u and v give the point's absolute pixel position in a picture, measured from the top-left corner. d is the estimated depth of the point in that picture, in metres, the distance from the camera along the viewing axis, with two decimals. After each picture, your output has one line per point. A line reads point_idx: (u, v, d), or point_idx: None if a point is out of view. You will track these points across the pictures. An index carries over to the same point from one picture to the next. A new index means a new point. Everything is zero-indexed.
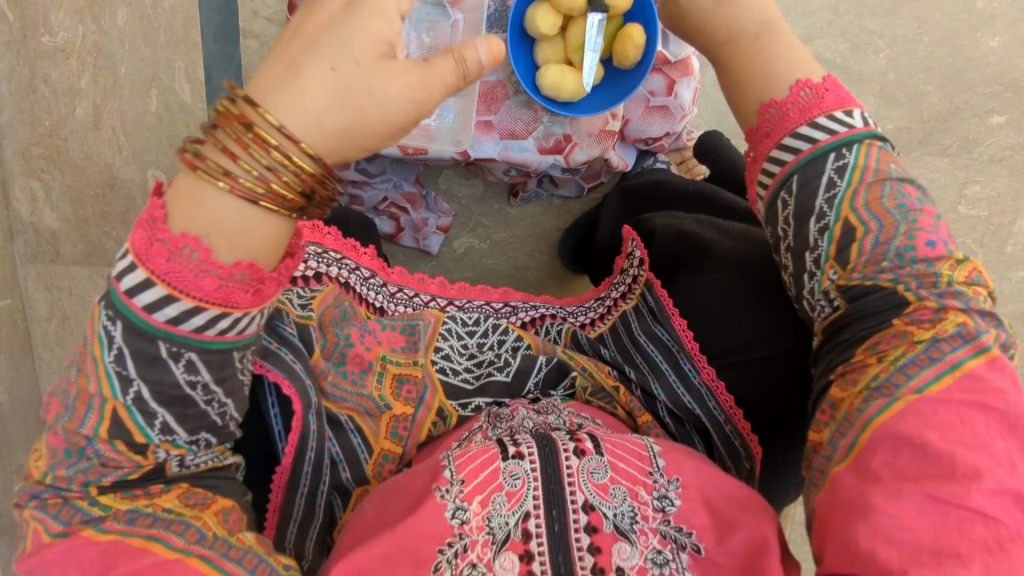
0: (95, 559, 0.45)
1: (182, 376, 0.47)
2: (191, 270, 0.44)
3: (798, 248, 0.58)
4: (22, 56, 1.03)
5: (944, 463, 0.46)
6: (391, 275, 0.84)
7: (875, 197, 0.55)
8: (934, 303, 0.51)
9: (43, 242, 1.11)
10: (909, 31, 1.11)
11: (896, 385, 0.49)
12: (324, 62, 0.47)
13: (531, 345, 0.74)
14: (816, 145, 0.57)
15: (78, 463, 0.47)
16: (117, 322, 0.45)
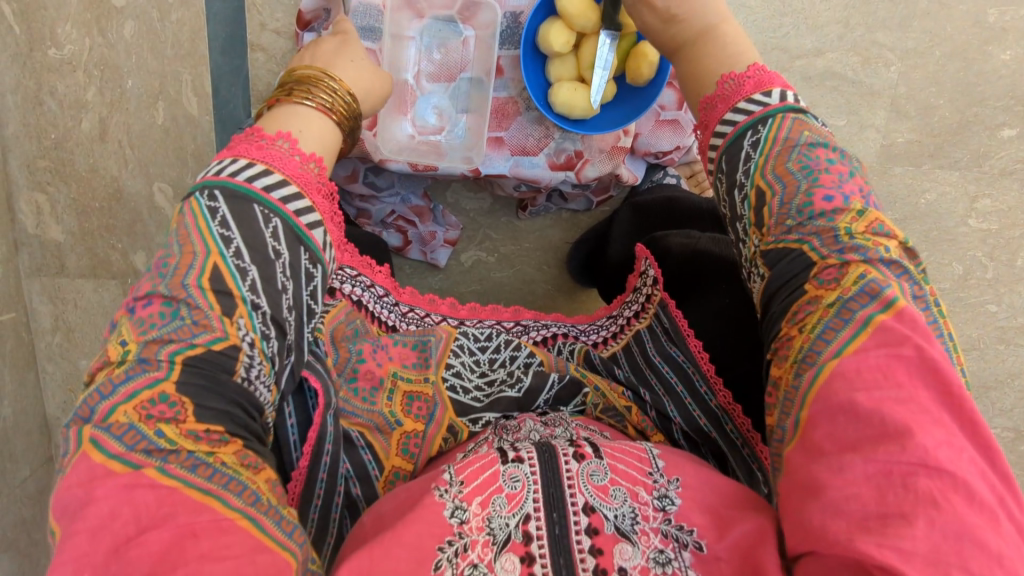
0: (151, 503, 0.42)
1: (272, 246, 0.52)
2: (284, 152, 0.55)
3: (734, 221, 0.57)
4: (28, 68, 1.02)
5: (875, 421, 0.42)
6: (403, 294, 0.83)
7: (783, 160, 0.53)
8: (835, 259, 0.48)
9: (48, 255, 1.10)
10: (920, 44, 1.10)
11: (817, 352, 0.47)
12: (346, 60, 0.67)
13: (543, 362, 0.73)
14: (736, 126, 0.57)
15: (172, 321, 0.48)
16: (222, 197, 0.52)
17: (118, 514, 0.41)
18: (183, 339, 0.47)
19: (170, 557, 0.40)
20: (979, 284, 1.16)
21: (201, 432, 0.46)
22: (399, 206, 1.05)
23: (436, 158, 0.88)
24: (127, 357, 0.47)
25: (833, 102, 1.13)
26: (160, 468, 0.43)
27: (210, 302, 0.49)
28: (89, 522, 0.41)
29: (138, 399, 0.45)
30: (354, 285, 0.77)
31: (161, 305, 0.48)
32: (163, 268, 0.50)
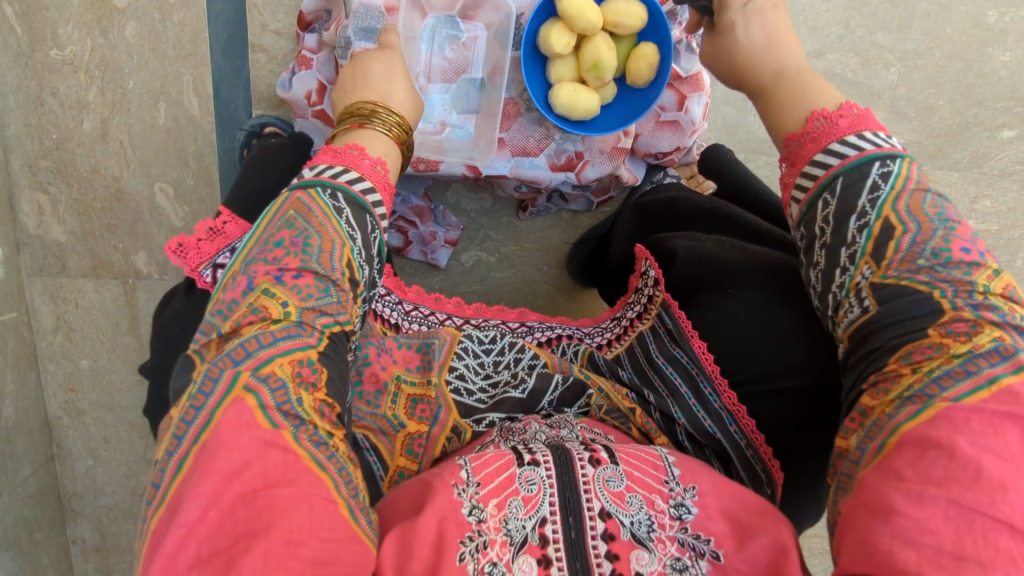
0: (282, 463, 0.45)
1: (376, 255, 0.57)
2: (367, 165, 0.59)
3: (833, 247, 0.53)
4: (30, 69, 1.02)
5: (971, 469, 0.41)
6: (408, 293, 0.84)
7: (917, 202, 0.52)
8: (970, 313, 0.47)
9: (49, 255, 1.10)
10: (920, 46, 1.10)
11: (940, 389, 0.45)
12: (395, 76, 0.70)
13: (548, 362, 0.73)
14: (862, 152, 0.54)
15: (325, 296, 0.52)
16: (343, 195, 0.55)
17: (252, 464, 0.44)
18: (331, 315, 0.52)
19: (288, 517, 0.42)
20: None
21: (324, 410, 0.49)
22: (400, 207, 1.05)
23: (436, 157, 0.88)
24: (283, 317, 0.50)
25: None
26: (294, 434, 0.46)
27: (349, 293, 0.53)
28: (224, 463, 0.43)
29: (290, 357, 0.49)
30: None
31: (314, 280, 0.51)
32: (300, 243, 0.53)
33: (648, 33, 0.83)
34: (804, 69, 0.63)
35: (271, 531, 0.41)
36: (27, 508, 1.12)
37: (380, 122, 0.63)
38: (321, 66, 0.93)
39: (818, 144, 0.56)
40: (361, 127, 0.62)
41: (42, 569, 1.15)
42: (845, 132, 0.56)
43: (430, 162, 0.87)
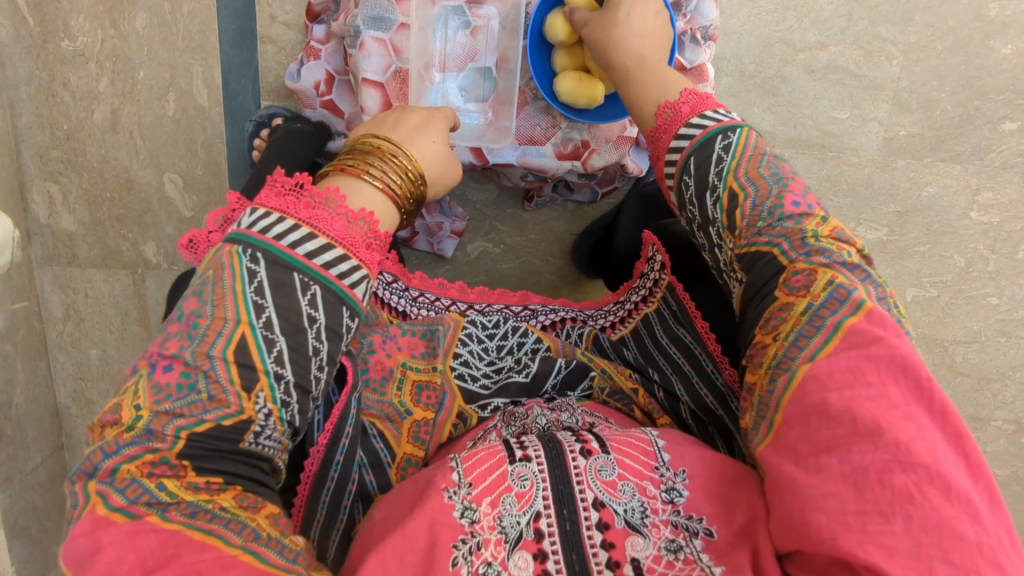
0: (154, 547, 0.40)
1: (307, 314, 0.48)
2: (332, 214, 0.51)
3: (704, 224, 0.60)
4: (42, 60, 1.03)
5: (847, 420, 0.45)
6: (414, 278, 0.83)
7: (754, 167, 0.58)
8: (804, 263, 0.52)
9: (60, 244, 1.11)
10: (923, 38, 1.11)
11: (791, 359, 0.49)
12: (427, 135, 0.65)
13: (551, 347, 0.75)
14: (705, 130, 0.60)
15: (188, 394, 0.45)
16: (259, 259, 0.48)
17: (124, 560, 0.40)
18: (195, 414, 0.45)
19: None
20: (980, 277, 1.18)
21: (201, 484, 0.44)
22: None
23: None
24: (135, 423, 0.44)
25: (836, 95, 1.13)
26: (161, 516, 0.42)
27: (231, 376, 0.46)
28: (97, 569, 0.40)
29: (140, 461, 0.43)
30: None
31: (179, 374, 0.45)
32: (190, 322, 0.47)
33: None
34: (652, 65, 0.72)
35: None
36: (37, 496, 1.14)
37: (375, 173, 0.57)
38: (329, 57, 0.95)
39: (670, 132, 0.63)
40: (349, 176, 0.56)
41: (51, 558, 1.16)
42: (689, 116, 0.62)
43: None
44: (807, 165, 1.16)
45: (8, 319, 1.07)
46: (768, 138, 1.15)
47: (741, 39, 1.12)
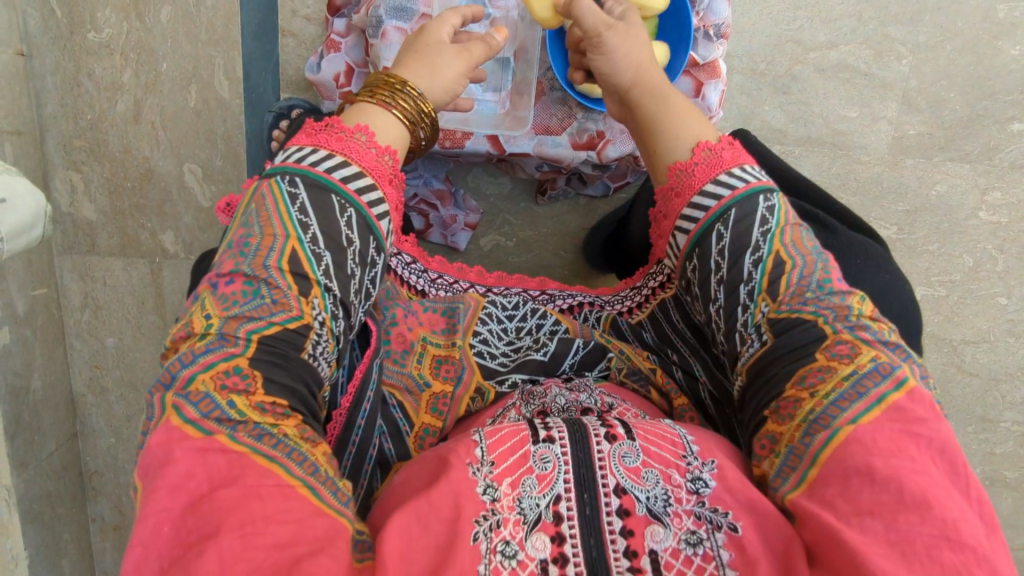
0: (223, 466, 0.44)
1: (344, 234, 0.56)
2: (356, 145, 0.59)
3: (732, 282, 0.58)
4: (68, 51, 1.06)
5: (893, 489, 0.45)
6: (432, 262, 0.85)
7: (799, 238, 0.59)
8: (848, 335, 0.52)
9: (80, 232, 1.13)
10: (931, 38, 1.13)
11: (831, 417, 0.49)
12: (417, 51, 0.70)
13: (569, 328, 0.75)
14: (747, 185, 0.61)
15: (253, 298, 0.51)
16: (299, 184, 0.56)
17: (194, 474, 0.44)
18: (262, 317, 0.51)
19: (237, 514, 0.42)
20: (989, 277, 1.18)
21: (268, 404, 0.48)
22: (421, 189, 1.07)
23: (461, 125, 0.90)
24: (208, 331, 0.50)
25: (846, 94, 1.15)
26: (230, 435, 0.46)
27: (288, 284, 0.52)
28: (169, 479, 0.44)
29: (214, 370, 0.48)
30: None
31: (243, 284, 0.51)
32: (243, 242, 0.54)
33: (671, 29, 0.90)
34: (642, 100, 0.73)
35: (219, 535, 0.41)
36: (50, 483, 1.15)
37: (376, 97, 0.63)
38: (349, 49, 0.97)
39: (707, 175, 0.63)
40: (357, 107, 0.63)
41: (63, 546, 1.17)
42: (729, 165, 0.63)
43: (456, 138, 0.90)
44: (816, 163, 1.17)
45: (28, 304, 1.09)
46: (779, 135, 1.16)
47: (753, 38, 1.14)
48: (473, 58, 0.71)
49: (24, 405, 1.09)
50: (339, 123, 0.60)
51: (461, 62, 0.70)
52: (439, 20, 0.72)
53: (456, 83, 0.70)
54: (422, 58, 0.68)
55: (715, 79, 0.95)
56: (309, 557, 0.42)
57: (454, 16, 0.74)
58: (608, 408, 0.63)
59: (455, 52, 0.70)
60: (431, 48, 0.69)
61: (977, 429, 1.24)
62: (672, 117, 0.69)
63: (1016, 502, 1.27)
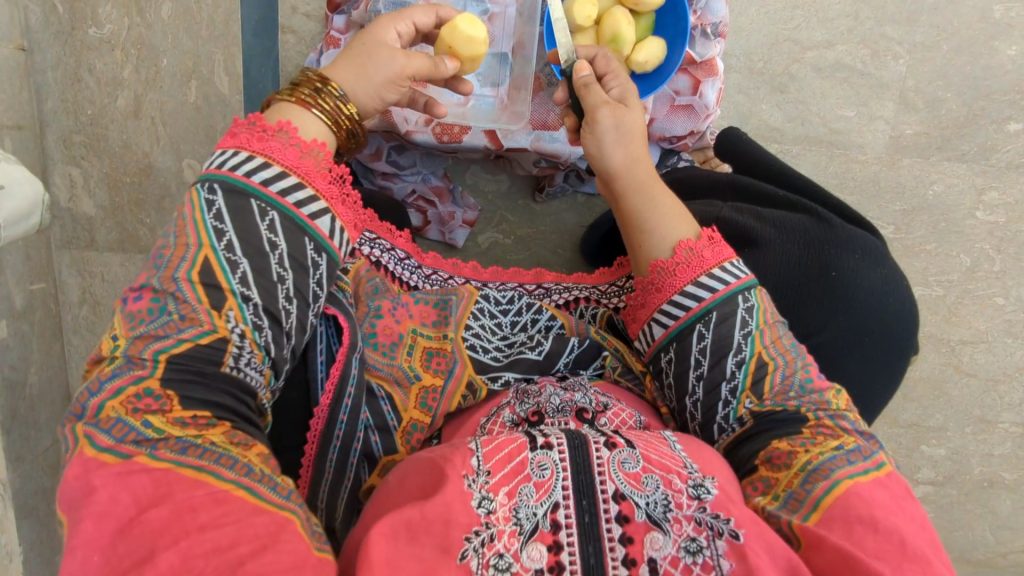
0: (148, 486, 0.44)
1: (267, 238, 0.55)
2: (281, 143, 0.58)
3: (711, 380, 0.61)
4: (69, 46, 1.07)
5: (895, 538, 0.47)
6: (426, 258, 0.85)
7: (777, 337, 0.62)
8: (829, 422, 0.57)
9: (78, 228, 1.13)
10: (928, 38, 1.13)
11: (829, 469, 0.52)
12: (351, 49, 0.65)
13: (564, 325, 0.76)
14: (728, 288, 0.63)
15: (160, 316, 0.51)
16: (218, 191, 0.55)
17: (118, 499, 0.44)
18: (170, 334, 0.51)
19: (169, 532, 0.42)
20: (986, 277, 1.19)
21: (187, 419, 0.49)
22: (419, 186, 1.07)
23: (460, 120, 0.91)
24: (117, 356, 0.50)
25: (843, 93, 1.16)
26: (150, 454, 0.46)
27: (199, 297, 0.52)
28: (94, 507, 0.43)
29: (124, 395, 0.48)
30: (373, 247, 0.79)
31: (151, 301, 0.52)
32: (158, 259, 0.54)
33: (666, 27, 0.90)
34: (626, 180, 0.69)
35: (155, 556, 0.42)
36: (47, 478, 1.14)
37: (300, 96, 0.61)
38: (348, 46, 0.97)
39: (688, 275, 0.64)
40: (282, 105, 0.61)
41: (58, 542, 1.17)
42: (713, 265, 0.64)
43: (453, 133, 0.91)
44: (814, 162, 1.17)
45: (26, 298, 1.09)
46: (776, 134, 1.17)
47: (750, 37, 1.15)
48: (411, 69, 0.66)
49: (21, 400, 1.09)
50: (263, 121, 0.59)
51: (395, 62, 0.65)
52: (381, 24, 0.68)
53: (393, 84, 0.66)
54: (351, 58, 0.64)
55: (713, 77, 0.96)
56: (252, 557, 0.42)
57: (399, 21, 0.69)
58: (603, 408, 0.64)
59: (389, 51, 0.65)
60: (366, 47, 0.65)
61: (975, 429, 1.23)
62: (661, 219, 0.67)
63: (1015, 503, 1.26)
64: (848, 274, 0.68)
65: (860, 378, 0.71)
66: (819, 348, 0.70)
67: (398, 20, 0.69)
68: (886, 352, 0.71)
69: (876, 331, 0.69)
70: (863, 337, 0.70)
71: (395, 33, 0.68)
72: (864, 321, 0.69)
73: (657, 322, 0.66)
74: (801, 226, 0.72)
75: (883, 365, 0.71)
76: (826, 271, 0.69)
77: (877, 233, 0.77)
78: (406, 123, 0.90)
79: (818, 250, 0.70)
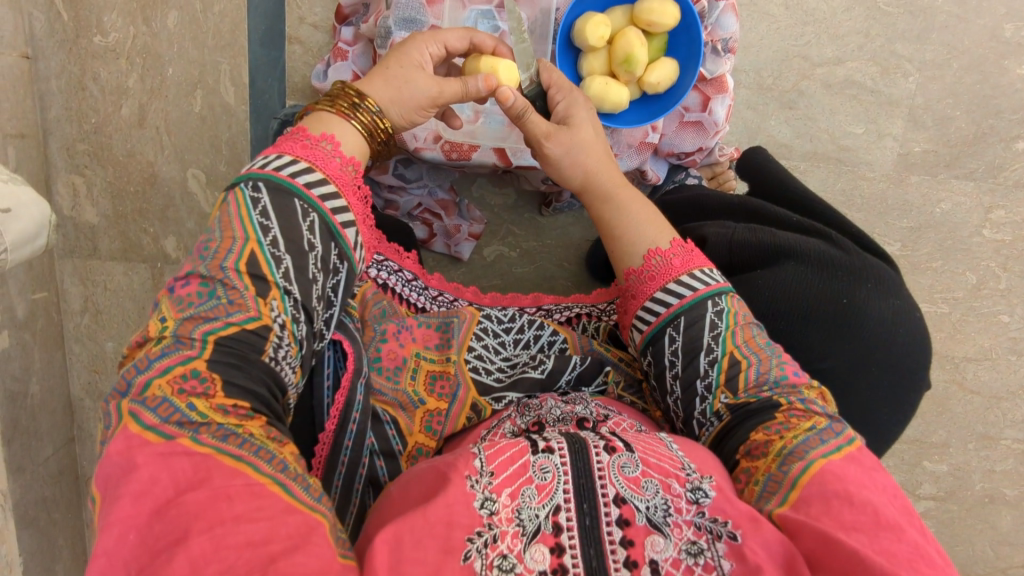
0: (188, 470, 0.42)
1: (307, 238, 0.54)
2: (325, 154, 0.58)
3: (687, 379, 0.60)
4: (74, 54, 1.06)
5: (869, 511, 0.46)
6: (432, 279, 0.84)
7: (749, 336, 0.60)
8: (801, 404, 0.55)
9: (81, 237, 1.13)
10: (938, 56, 1.13)
11: (804, 451, 0.51)
12: (389, 65, 0.65)
13: (567, 340, 0.74)
14: (696, 293, 0.62)
15: (208, 300, 0.49)
16: (262, 187, 0.54)
17: (158, 479, 0.41)
18: (218, 317, 0.49)
19: (205, 516, 0.40)
20: (992, 295, 1.18)
21: (229, 407, 0.46)
22: (426, 198, 1.05)
23: (468, 139, 0.91)
24: (164, 334, 0.48)
25: (852, 110, 1.15)
26: (193, 438, 0.44)
27: (246, 284, 0.50)
28: (132, 486, 0.41)
29: (171, 374, 0.46)
30: (380, 269, 0.78)
31: (199, 284, 0.50)
32: (202, 247, 0.52)
33: (681, 46, 0.90)
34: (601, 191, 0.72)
35: (189, 539, 0.39)
36: (47, 488, 1.13)
37: (342, 108, 0.61)
38: (356, 58, 0.94)
39: (657, 283, 0.64)
40: (323, 115, 0.61)
41: (58, 552, 1.15)
42: (681, 272, 0.64)
43: (462, 151, 0.91)
44: (822, 178, 1.17)
45: (28, 307, 1.08)
46: (784, 150, 1.16)
47: (760, 53, 1.14)
48: (445, 95, 0.66)
49: (21, 410, 1.08)
50: (306, 131, 0.59)
51: (427, 89, 0.65)
52: (416, 44, 0.67)
53: (423, 108, 0.66)
54: (388, 77, 0.64)
55: (720, 94, 0.94)
56: (285, 555, 0.40)
57: (433, 42, 0.69)
58: (604, 417, 0.59)
59: (426, 78, 0.65)
60: (405, 70, 0.65)
61: (977, 446, 1.22)
62: (631, 226, 0.69)
63: (1017, 519, 1.25)
64: (861, 304, 0.67)
65: (869, 410, 0.69)
66: (825, 374, 0.68)
67: (431, 41, 0.69)
68: (897, 387, 0.68)
69: (886, 363, 0.67)
70: (873, 367, 0.67)
71: (428, 55, 0.68)
72: (873, 351, 0.67)
73: (635, 328, 0.66)
74: (811, 250, 0.71)
75: (894, 400, 0.69)
76: (838, 298, 0.67)
77: (893, 263, 0.76)
78: (415, 141, 0.90)
79: (832, 278, 0.69)
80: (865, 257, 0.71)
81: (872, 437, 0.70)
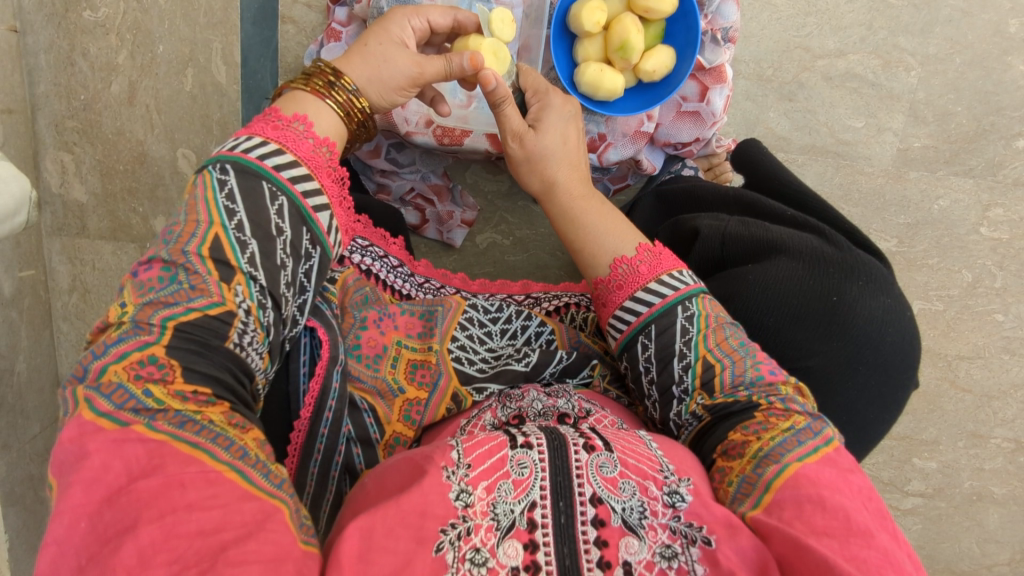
0: (141, 457, 0.41)
1: (274, 223, 0.53)
2: (298, 134, 0.57)
3: (663, 384, 0.60)
4: (63, 29, 1.04)
5: (841, 516, 0.46)
6: (418, 266, 0.84)
7: (723, 337, 0.59)
8: (781, 405, 0.54)
9: (69, 215, 1.11)
10: (942, 50, 1.11)
11: (780, 454, 0.50)
12: (365, 42, 0.64)
13: (554, 332, 0.73)
14: (665, 300, 0.61)
15: (170, 284, 0.48)
16: (229, 171, 0.53)
17: (110, 467, 0.41)
18: (179, 303, 0.48)
19: (156, 505, 0.40)
20: (987, 293, 1.17)
21: (189, 393, 0.45)
22: (418, 183, 1.04)
23: (460, 125, 0.90)
24: (123, 320, 0.47)
25: (852, 103, 1.14)
26: (148, 425, 0.43)
27: (208, 270, 0.49)
28: (84, 473, 0.40)
29: (127, 360, 0.45)
30: (363, 255, 0.76)
31: (160, 269, 0.49)
32: (167, 232, 0.51)
33: (679, 33, 0.88)
34: (564, 194, 0.71)
35: (137, 528, 0.39)
36: (33, 466, 1.12)
37: (317, 88, 0.60)
38: (350, 39, 0.93)
39: (624, 293, 0.63)
40: (296, 95, 0.60)
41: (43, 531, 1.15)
42: (648, 279, 0.63)
43: (454, 136, 0.90)
44: (820, 172, 1.15)
45: (15, 285, 1.07)
46: (783, 143, 1.15)
47: (761, 43, 1.13)
48: (425, 76, 0.65)
49: (9, 387, 1.07)
50: (277, 112, 0.58)
51: (404, 69, 0.63)
52: (397, 19, 0.66)
53: (402, 91, 0.65)
54: (366, 54, 0.63)
55: (721, 83, 0.92)
56: (235, 544, 0.39)
57: (415, 16, 0.68)
58: (586, 413, 0.60)
59: (404, 56, 0.64)
60: (383, 47, 0.63)
61: (967, 444, 1.21)
62: (590, 238, 0.68)
63: (1003, 517, 1.24)
64: (850, 301, 0.66)
65: (855, 407, 0.68)
66: (809, 374, 0.67)
67: (414, 14, 0.68)
68: (882, 386, 0.68)
69: (872, 361, 0.66)
70: (860, 366, 0.66)
71: (409, 30, 0.67)
72: (860, 350, 0.66)
73: (609, 331, 0.65)
74: (801, 246, 0.70)
75: (880, 398, 0.68)
76: (827, 296, 0.67)
77: (885, 260, 0.75)
78: (406, 124, 0.89)
79: (824, 273, 0.68)
80: (857, 253, 0.71)
81: (858, 435, 0.69)
